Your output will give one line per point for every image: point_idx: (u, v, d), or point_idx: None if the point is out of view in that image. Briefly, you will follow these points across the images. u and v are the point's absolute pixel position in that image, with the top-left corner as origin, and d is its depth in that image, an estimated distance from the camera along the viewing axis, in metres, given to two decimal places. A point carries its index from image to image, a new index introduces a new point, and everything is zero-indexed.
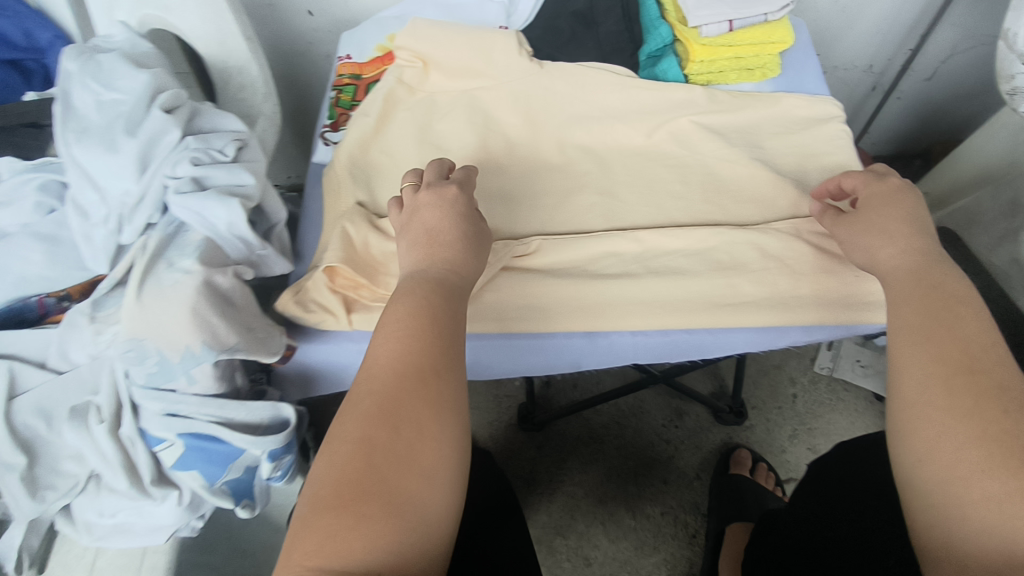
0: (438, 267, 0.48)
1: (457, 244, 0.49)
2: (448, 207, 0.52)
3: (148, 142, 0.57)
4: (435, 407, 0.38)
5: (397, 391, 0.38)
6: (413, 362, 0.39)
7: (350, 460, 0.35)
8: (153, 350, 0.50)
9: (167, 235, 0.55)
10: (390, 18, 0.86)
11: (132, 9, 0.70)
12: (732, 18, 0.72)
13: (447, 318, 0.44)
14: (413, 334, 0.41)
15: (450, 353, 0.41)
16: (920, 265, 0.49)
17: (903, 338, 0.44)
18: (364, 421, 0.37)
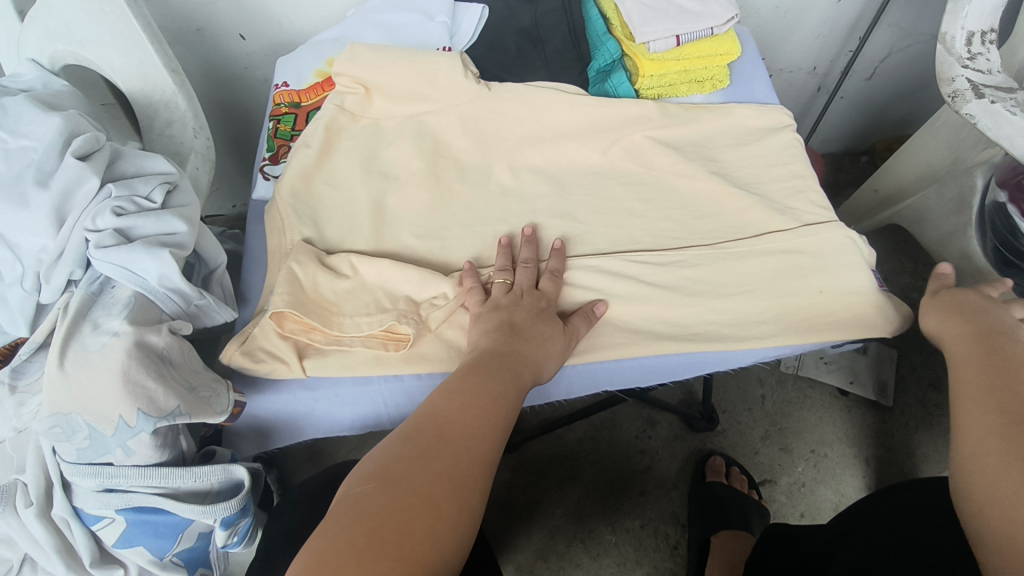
0: (532, 368, 0.53)
1: (544, 344, 0.55)
2: (536, 307, 0.58)
3: (63, 194, 0.51)
4: (480, 493, 0.42)
5: (463, 468, 0.42)
6: (472, 427, 0.45)
7: (398, 495, 0.39)
8: (82, 424, 0.45)
9: (91, 294, 0.50)
10: (328, 42, 0.82)
11: (41, 44, 0.64)
12: (680, 34, 0.69)
13: (513, 402, 0.50)
14: (485, 416, 0.47)
15: (502, 434, 0.47)
16: (982, 330, 0.53)
17: (970, 390, 0.48)
18: (429, 480, 0.40)
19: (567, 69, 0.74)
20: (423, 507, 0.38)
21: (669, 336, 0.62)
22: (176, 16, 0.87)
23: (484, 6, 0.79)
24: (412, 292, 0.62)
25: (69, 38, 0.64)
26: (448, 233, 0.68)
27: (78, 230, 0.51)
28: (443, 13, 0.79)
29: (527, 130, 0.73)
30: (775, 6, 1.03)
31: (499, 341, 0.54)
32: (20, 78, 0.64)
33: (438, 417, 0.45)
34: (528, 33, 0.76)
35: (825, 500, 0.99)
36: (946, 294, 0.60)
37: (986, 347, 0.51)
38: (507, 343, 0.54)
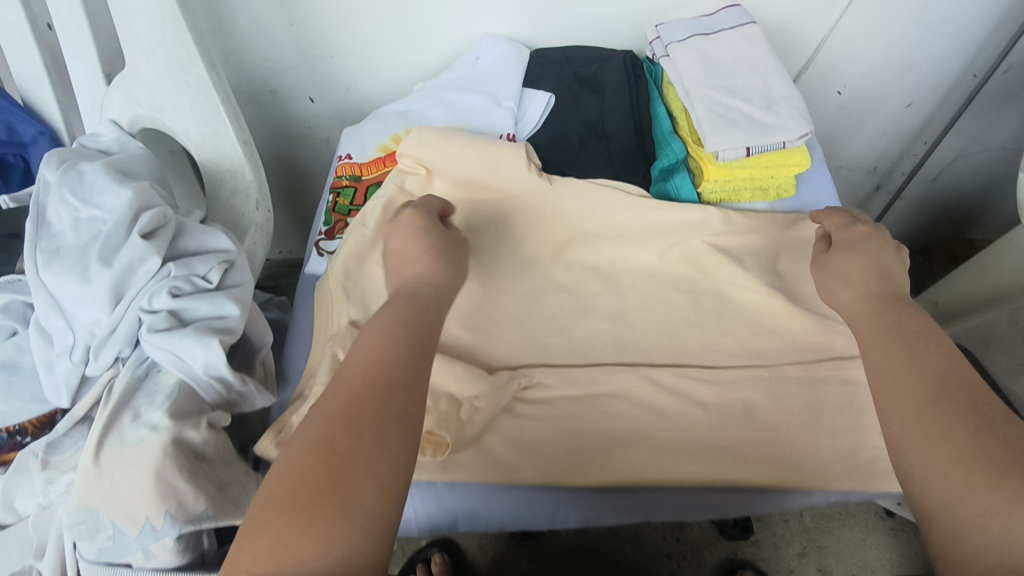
0: (439, 288, 0.51)
1: (425, 262, 0.52)
2: (412, 224, 0.55)
3: (124, 271, 0.51)
4: (397, 414, 0.39)
5: (366, 400, 0.39)
6: (376, 363, 0.42)
7: (305, 457, 0.36)
8: (108, 523, 0.44)
9: (136, 377, 0.49)
10: (393, 115, 0.84)
11: (123, 107, 0.66)
12: (750, 146, 0.65)
13: (417, 323, 0.46)
14: (385, 344, 0.43)
15: (410, 355, 0.43)
16: (878, 305, 0.50)
17: (878, 367, 0.44)
18: (330, 428, 0.37)
19: (631, 168, 0.73)
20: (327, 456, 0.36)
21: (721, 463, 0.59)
22: (252, 77, 0.90)
23: (551, 95, 0.80)
24: (455, 389, 0.60)
25: (150, 104, 0.66)
26: (496, 327, 0.67)
27: (133, 308, 0.51)
28: (510, 99, 0.80)
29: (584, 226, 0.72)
30: (840, 106, 1.02)
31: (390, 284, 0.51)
32: (99, 138, 0.66)
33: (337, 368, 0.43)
34: (593, 126, 0.75)
35: None
36: (829, 256, 0.58)
37: (881, 317, 0.49)
38: (398, 279, 0.51)
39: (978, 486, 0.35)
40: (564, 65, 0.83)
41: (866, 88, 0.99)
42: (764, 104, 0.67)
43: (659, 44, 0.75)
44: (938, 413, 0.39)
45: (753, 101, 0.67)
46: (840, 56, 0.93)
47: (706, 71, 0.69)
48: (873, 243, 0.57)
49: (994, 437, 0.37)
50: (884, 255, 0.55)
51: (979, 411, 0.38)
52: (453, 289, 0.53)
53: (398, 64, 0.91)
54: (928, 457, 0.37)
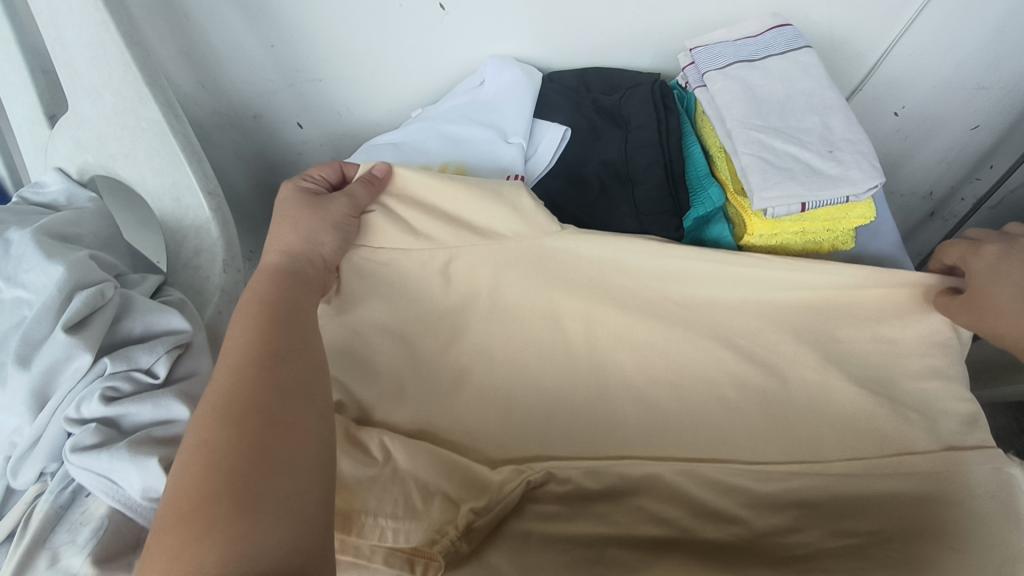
0: (300, 258, 0.51)
1: (297, 220, 0.52)
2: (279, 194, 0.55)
3: (46, 373, 0.42)
4: (275, 386, 0.38)
5: (238, 386, 0.38)
6: (245, 349, 0.40)
7: (190, 462, 0.34)
8: None
9: (59, 505, 0.41)
10: (386, 147, 0.74)
11: (70, 154, 0.58)
12: (806, 201, 0.54)
13: (285, 301, 0.45)
14: (250, 326, 0.42)
15: (280, 332, 0.42)
16: None
17: None
18: (205, 426, 0.36)
19: (659, 220, 0.62)
20: (209, 453, 0.34)
21: (783, 568, 0.47)
22: (233, 103, 0.81)
23: (566, 128, 0.70)
24: (453, 490, 0.51)
25: (101, 151, 0.57)
26: (502, 407, 0.57)
27: (58, 418, 0.42)
28: (519, 134, 0.70)
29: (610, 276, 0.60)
30: (895, 129, 0.91)
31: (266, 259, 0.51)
32: (44, 189, 0.58)
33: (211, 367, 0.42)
34: (616, 169, 0.65)
35: None
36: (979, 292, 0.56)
37: None
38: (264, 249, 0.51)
39: None
40: (582, 92, 0.73)
41: (923, 109, 0.87)
42: (824, 149, 0.56)
43: (693, 72, 0.66)
44: None
45: (811, 146, 0.56)
46: (897, 75, 0.82)
47: (754, 108, 0.59)
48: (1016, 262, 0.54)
49: None
50: None
51: None
52: (320, 256, 0.53)
53: (395, 87, 0.81)
54: None
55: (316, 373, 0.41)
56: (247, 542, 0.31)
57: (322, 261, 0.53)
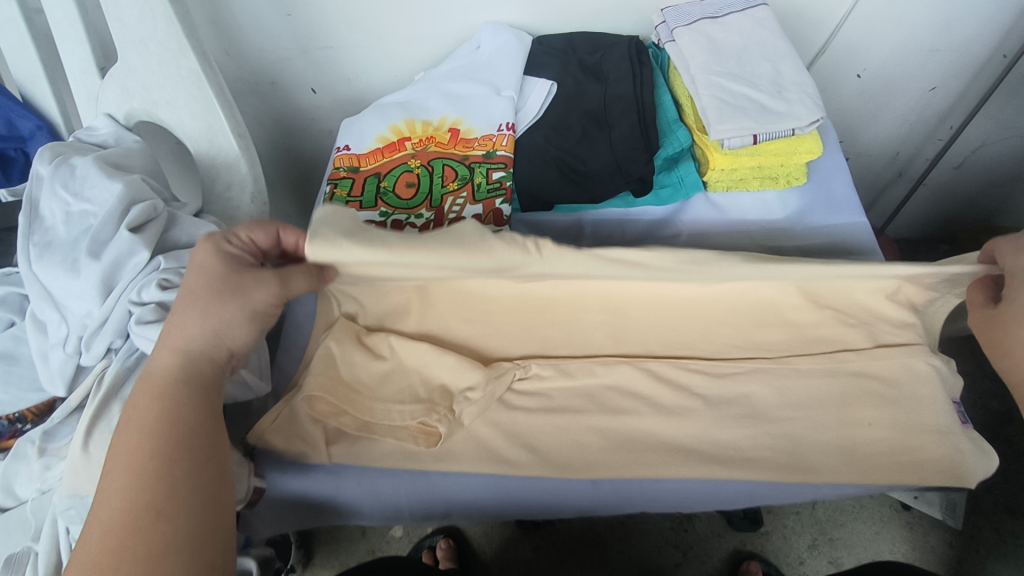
0: (200, 358, 0.45)
1: (195, 316, 0.45)
2: (193, 262, 0.46)
3: (113, 265, 0.51)
4: (153, 551, 0.36)
5: (113, 553, 0.36)
6: (124, 498, 0.38)
7: None
8: (98, 508, 0.45)
9: (126, 368, 0.50)
10: (392, 105, 0.82)
11: (119, 101, 0.66)
12: (757, 133, 0.62)
13: (177, 420, 0.42)
14: (134, 462, 0.39)
15: (167, 468, 0.39)
16: None
17: None
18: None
19: (633, 157, 0.69)
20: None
21: (733, 447, 0.58)
22: (253, 69, 0.89)
23: (553, 82, 0.78)
24: (448, 380, 0.61)
25: (145, 98, 0.66)
26: (495, 319, 0.66)
27: (122, 302, 0.51)
28: (510, 88, 0.78)
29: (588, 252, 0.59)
30: (860, 91, 0.99)
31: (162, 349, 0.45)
32: (96, 132, 0.66)
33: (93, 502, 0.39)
34: (595, 115, 0.73)
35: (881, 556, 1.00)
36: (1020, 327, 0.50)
37: None
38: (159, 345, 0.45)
39: None
40: (568, 52, 0.81)
41: (884, 72, 0.95)
42: (773, 90, 0.64)
43: (664, 29, 0.73)
44: None
45: (763, 88, 0.65)
46: (858, 38, 0.90)
47: (715, 56, 0.67)
48: None
49: None
50: None
51: None
52: (225, 350, 0.46)
53: (399, 53, 0.89)
54: None
55: (209, 515, 0.40)
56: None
57: (227, 355, 0.47)
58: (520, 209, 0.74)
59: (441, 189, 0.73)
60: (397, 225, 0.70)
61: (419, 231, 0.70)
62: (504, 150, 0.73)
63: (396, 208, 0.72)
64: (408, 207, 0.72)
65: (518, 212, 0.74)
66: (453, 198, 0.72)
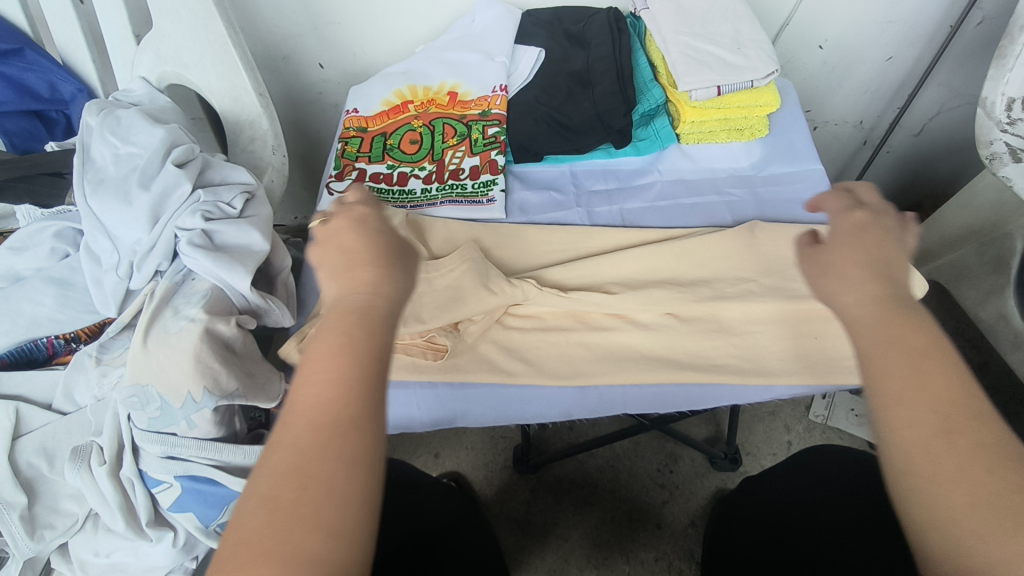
0: (385, 290, 0.41)
1: (382, 259, 0.42)
2: (352, 215, 0.45)
3: (160, 196, 0.59)
4: (341, 456, 0.34)
5: (320, 447, 0.34)
6: (331, 400, 0.36)
7: (248, 526, 0.32)
8: (156, 396, 0.52)
9: (174, 283, 0.58)
10: (396, 73, 0.89)
11: (152, 64, 0.74)
12: (721, 84, 0.71)
13: (379, 337, 0.39)
14: (338, 364, 0.37)
15: (370, 383, 0.37)
16: (879, 312, 0.39)
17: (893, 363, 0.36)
18: (277, 487, 0.33)
19: (613, 110, 0.77)
20: (273, 519, 0.32)
21: (701, 355, 0.66)
22: (265, 45, 0.97)
23: (541, 49, 0.86)
24: None
25: (176, 61, 0.73)
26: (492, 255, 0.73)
27: (170, 227, 0.59)
28: (503, 54, 0.86)
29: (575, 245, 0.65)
30: (822, 62, 1.08)
31: (337, 270, 0.42)
32: (131, 93, 0.72)
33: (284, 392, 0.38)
34: (580, 77, 0.82)
35: None
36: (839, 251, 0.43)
37: (890, 316, 0.38)
38: (334, 269, 0.42)
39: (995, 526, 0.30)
40: (554, 23, 0.89)
41: (843, 42, 1.04)
42: (733, 47, 0.74)
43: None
44: (962, 440, 0.33)
45: (724, 45, 0.74)
46: (818, 11, 0.98)
47: (681, 21, 0.76)
48: (879, 232, 0.44)
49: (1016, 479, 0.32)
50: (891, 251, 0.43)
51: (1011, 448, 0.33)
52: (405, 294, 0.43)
53: (400, 28, 0.97)
54: (951, 500, 0.32)
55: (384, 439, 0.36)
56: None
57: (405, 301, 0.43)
58: (513, 160, 0.82)
59: (441, 144, 0.81)
60: (402, 177, 0.79)
61: (421, 181, 0.78)
62: (498, 109, 0.82)
63: (401, 161, 0.80)
64: (412, 160, 0.80)
65: (511, 164, 0.82)
66: (453, 151, 0.80)
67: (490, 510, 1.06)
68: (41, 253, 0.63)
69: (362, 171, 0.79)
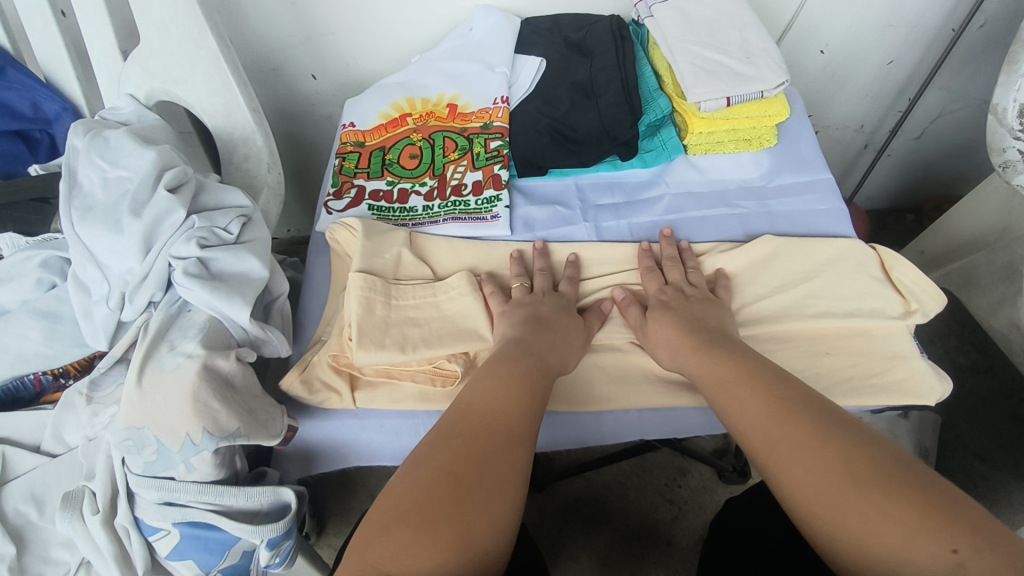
0: (555, 353, 0.58)
1: (567, 331, 0.61)
2: (566, 296, 0.66)
3: (153, 223, 0.56)
4: (510, 457, 0.45)
5: (495, 443, 0.46)
6: (502, 415, 0.48)
7: (432, 483, 0.42)
8: (152, 438, 0.49)
9: (169, 316, 0.55)
10: (393, 85, 0.87)
11: (140, 81, 0.71)
12: (730, 95, 0.69)
13: (538, 390, 0.53)
14: (507, 395, 0.50)
15: (530, 417, 0.50)
16: (704, 358, 0.55)
17: (729, 394, 0.50)
18: (457, 461, 0.43)
19: (618, 121, 0.75)
20: (453, 486, 0.42)
21: None
22: (256, 56, 0.94)
23: (542, 59, 0.83)
24: None
25: (165, 78, 0.70)
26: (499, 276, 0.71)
27: (163, 256, 0.56)
28: (503, 64, 0.84)
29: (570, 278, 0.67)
30: (824, 66, 1.06)
31: (523, 328, 0.60)
32: (119, 111, 0.69)
33: (459, 401, 0.50)
34: (583, 87, 0.80)
35: None
36: (658, 318, 0.62)
37: (703, 357, 0.55)
38: (521, 329, 0.60)
39: (840, 489, 0.40)
40: (555, 32, 0.87)
41: (846, 46, 1.02)
42: (741, 56, 0.72)
43: (642, 6, 0.80)
44: (791, 428, 0.45)
45: (732, 54, 0.72)
46: (820, 15, 0.97)
47: (688, 29, 0.74)
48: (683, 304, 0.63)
49: (840, 446, 0.42)
50: (695, 318, 0.61)
51: (835, 423, 0.44)
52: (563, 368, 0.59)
53: (395, 37, 0.94)
54: (795, 475, 0.42)
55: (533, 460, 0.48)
56: (421, 569, 0.37)
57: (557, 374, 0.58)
58: (516, 174, 0.79)
59: (442, 159, 0.78)
60: (403, 194, 0.76)
61: (423, 198, 0.76)
62: (500, 121, 0.79)
63: (402, 177, 0.77)
64: (413, 176, 0.77)
65: (514, 178, 0.79)
66: (455, 166, 0.78)
67: None
68: (26, 284, 0.60)
69: (361, 189, 0.76)
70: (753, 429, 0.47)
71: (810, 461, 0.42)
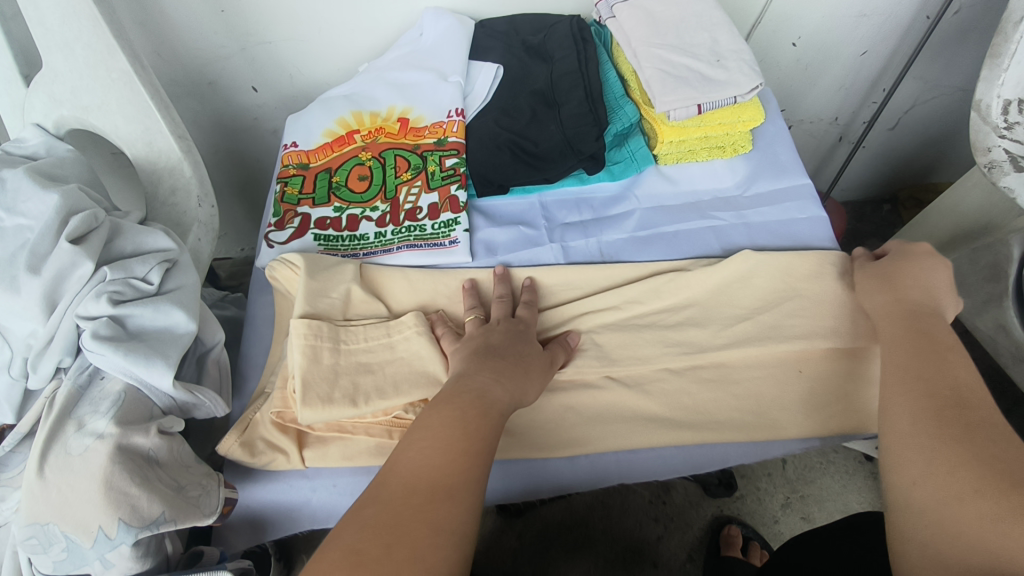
0: (508, 386, 0.51)
1: (521, 359, 0.54)
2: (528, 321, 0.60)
3: (55, 280, 0.49)
4: (430, 523, 0.39)
5: (415, 507, 0.39)
6: (428, 474, 0.42)
7: (336, 566, 0.36)
8: (60, 535, 0.43)
9: (79, 387, 0.49)
10: (338, 98, 0.80)
11: (46, 110, 0.63)
12: (700, 103, 0.64)
13: (481, 432, 0.46)
14: (439, 445, 0.44)
15: (467, 466, 0.43)
16: (912, 324, 0.52)
17: (902, 365, 0.48)
18: (367, 538, 0.37)
19: (582, 133, 0.70)
20: (356, 567, 0.35)
21: (699, 410, 0.59)
22: (189, 70, 0.86)
23: (498, 65, 0.77)
24: None
25: (75, 104, 0.62)
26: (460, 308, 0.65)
27: (70, 315, 0.50)
28: (456, 73, 0.77)
29: (535, 316, 0.61)
30: (796, 59, 1.02)
31: (463, 362, 0.53)
32: (24, 143, 0.61)
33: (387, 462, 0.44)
34: (544, 96, 0.74)
35: (852, 507, 1.03)
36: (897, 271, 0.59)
37: (907, 326, 0.52)
38: (462, 364, 0.53)
39: (966, 473, 0.38)
40: (511, 34, 0.81)
41: (819, 38, 0.98)
42: (712, 59, 0.67)
43: (603, 5, 0.74)
44: (948, 412, 0.43)
45: (702, 57, 0.67)
46: (790, 7, 0.92)
47: (653, 30, 0.69)
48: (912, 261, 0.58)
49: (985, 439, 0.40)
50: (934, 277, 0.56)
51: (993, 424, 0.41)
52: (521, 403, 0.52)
53: (339, 44, 0.87)
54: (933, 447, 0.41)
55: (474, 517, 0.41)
56: None
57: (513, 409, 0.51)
58: (474, 194, 0.73)
59: (394, 179, 0.72)
60: (352, 220, 0.70)
61: (374, 224, 0.69)
62: (455, 136, 0.73)
63: (350, 202, 0.71)
64: (363, 200, 0.71)
65: (473, 198, 0.74)
66: (408, 187, 0.71)
67: (477, 562, 0.98)
68: None
69: (306, 217, 0.70)
70: (912, 401, 0.45)
71: (954, 442, 0.40)
